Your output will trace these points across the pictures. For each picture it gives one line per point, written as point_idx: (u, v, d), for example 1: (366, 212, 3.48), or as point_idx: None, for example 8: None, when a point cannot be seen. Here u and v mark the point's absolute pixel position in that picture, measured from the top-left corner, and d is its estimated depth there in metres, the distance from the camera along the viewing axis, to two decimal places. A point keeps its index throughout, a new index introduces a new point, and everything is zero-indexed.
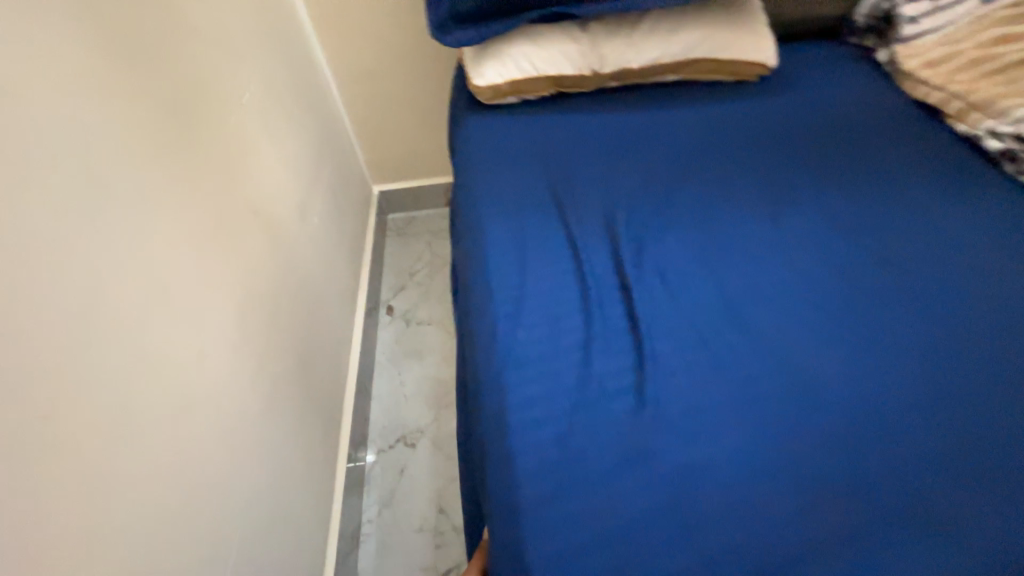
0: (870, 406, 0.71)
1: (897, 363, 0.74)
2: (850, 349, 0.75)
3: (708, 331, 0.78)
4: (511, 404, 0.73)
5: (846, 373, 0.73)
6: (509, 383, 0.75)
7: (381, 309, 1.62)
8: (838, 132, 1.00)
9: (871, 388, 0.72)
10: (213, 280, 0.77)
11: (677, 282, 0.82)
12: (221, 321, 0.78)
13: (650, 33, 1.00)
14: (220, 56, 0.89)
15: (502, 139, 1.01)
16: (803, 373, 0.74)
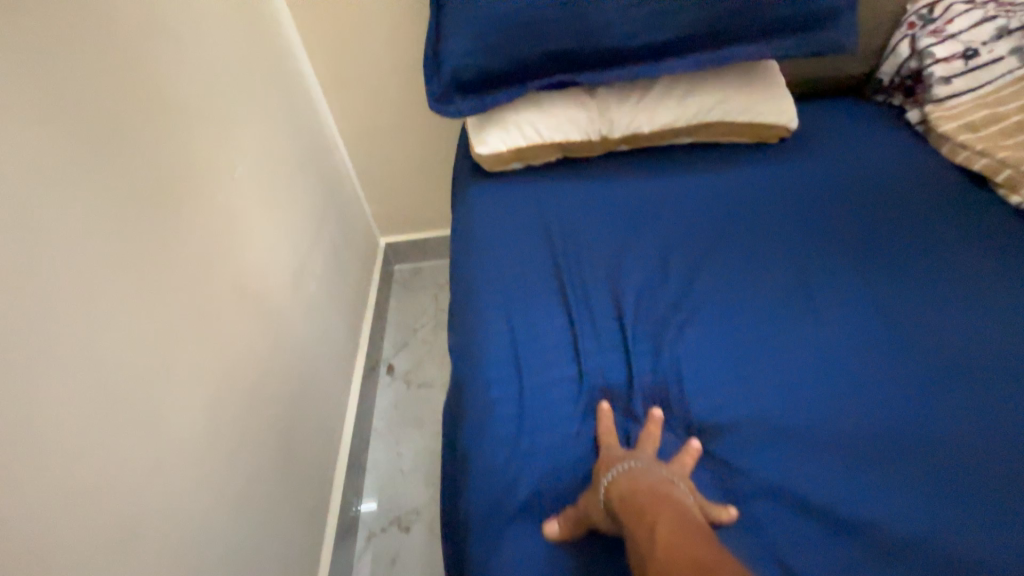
0: (970, 552, 0.55)
1: (997, 492, 0.58)
2: (931, 476, 0.60)
3: (739, 449, 0.64)
4: (504, 554, 0.59)
5: (932, 509, 0.58)
6: (502, 523, 0.61)
7: (382, 367, 1.56)
8: (874, 193, 0.90)
9: (970, 531, 0.56)
10: (180, 373, 0.69)
11: (697, 388, 0.69)
12: (190, 422, 0.70)
13: (660, 97, 0.95)
14: (213, 132, 0.85)
15: (504, 209, 0.94)
16: (876, 511, 0.58)
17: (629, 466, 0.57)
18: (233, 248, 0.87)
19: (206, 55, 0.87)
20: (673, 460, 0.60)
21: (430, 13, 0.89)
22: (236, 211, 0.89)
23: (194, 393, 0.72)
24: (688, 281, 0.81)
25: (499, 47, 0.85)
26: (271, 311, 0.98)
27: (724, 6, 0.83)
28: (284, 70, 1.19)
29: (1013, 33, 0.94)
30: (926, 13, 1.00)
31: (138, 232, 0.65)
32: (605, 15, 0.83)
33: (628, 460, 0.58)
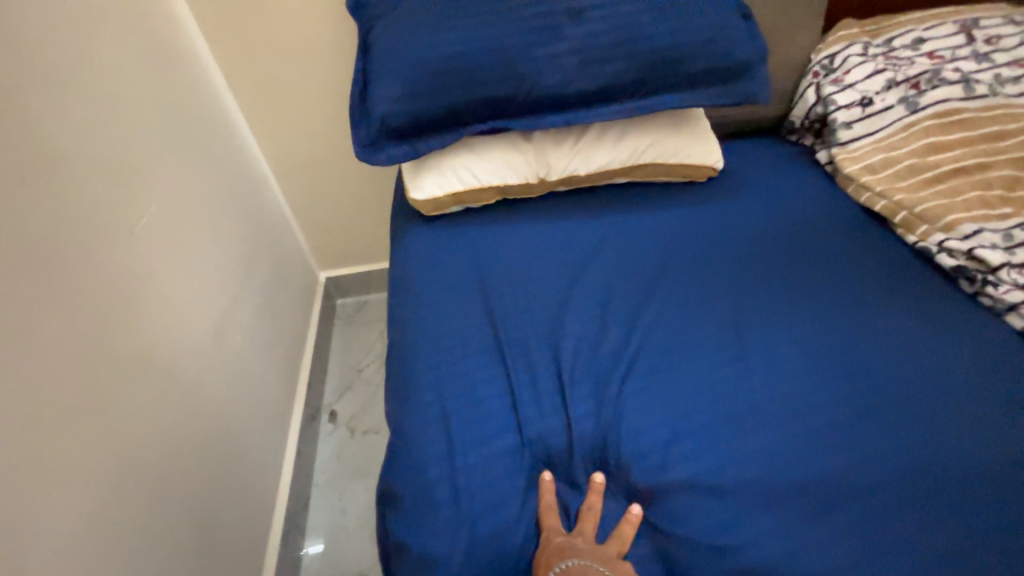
0: None
1: (905, 526, 0.62)
2: (857, 516, 0.63)
3: (681, 512, 0.64)
4: None
5: (861, 552, 0.61)
6: None
7: (323, 414, 1.46)
8: (794, 232, 0.96)
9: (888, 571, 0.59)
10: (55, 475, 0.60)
11: (637, 446, 0.69)
12: (62, 530, 0.60)
13: (595, 141, 0.97)
14: (111, 183, 0.76)
15: (440, 257, 0.92)
16: (812, 560, 0.60)
17: (569, 565, 0.58)
18: (136, 313, 0.77)
19: (104, 94, 0.78)
20: (611, 537, 0.63)
21: (357, 63, 0.90)
22: (141, 270, 0.80)
23: (71, 492, 0.62)
24: (625, 333, 0.81)
25: (430, 94, 0.84)
26: (189, 376, 0.88)
27: (648, 57, 0.86)
28: (204, 104, 1.10)
29: (900, 84, 1.04)
30: (828, 64, 1.11)
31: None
32: (536, 62, 0.84)
33: (570, 556, 0.59)
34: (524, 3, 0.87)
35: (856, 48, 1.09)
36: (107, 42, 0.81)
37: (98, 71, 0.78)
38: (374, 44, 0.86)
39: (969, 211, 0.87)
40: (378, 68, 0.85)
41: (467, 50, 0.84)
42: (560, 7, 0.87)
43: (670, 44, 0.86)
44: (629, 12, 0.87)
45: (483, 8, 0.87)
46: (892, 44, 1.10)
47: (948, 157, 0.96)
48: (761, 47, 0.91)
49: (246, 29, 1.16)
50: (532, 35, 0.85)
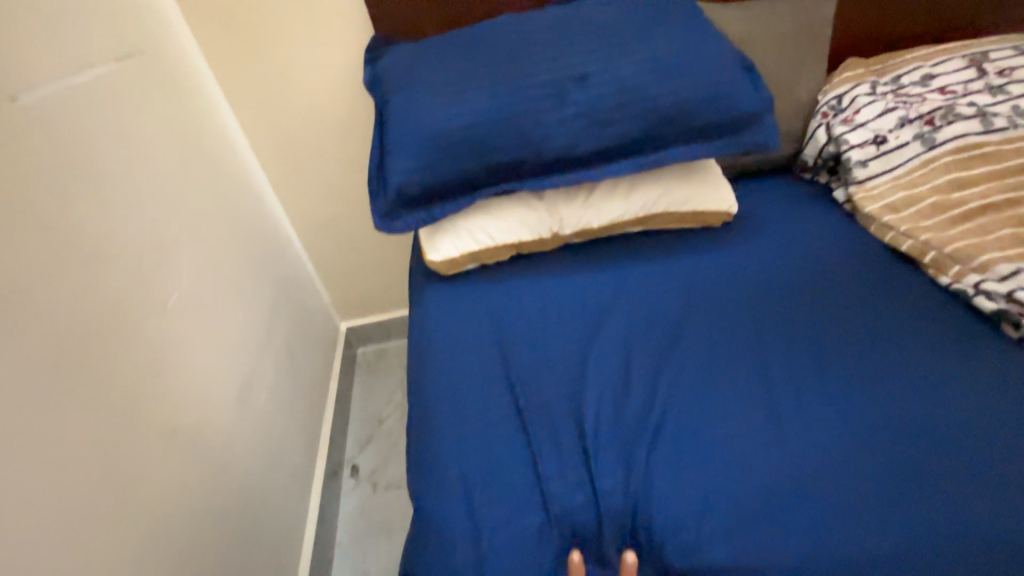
0: None
1: None
2: None
3: None
4: None
5: None
6: None
7: (345, 469, 1.45)
8: (817, 275, 0.94)
9: None
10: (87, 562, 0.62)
11: (666, 523, 0.67)
12: None
13: (606, 195, 0.99)
14: (143, 268, 0.81)
15: (458, 318, 0.93)
16: None
17: None
18: (161, 388, 0.80)
19: (140, 184, 0.85)
20: None
21: (374, 137, 0.95)
22: (168, 345, 0.84)
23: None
24: (647, 392, 0.80)
25: (443, 163, 0.87)
26: (211, 445, 0.90)
27: (653, 115, 0.89)
28: (234, 178, 1.17)
29: (913, 121, 1.03)
30: (836, 104, 1.11)
31: (26, 408, 0.58)
32: (544, 128, 0.88)
33: None
34: (531, 71, 0.91)
35: (863, 88, 1.10)
36: (145, 135, 0.89)
37: (136, 163, 0.85)
38: (389, 121, 0.92)
39: (1003, 249, 0.83)
40: (394, 142, 0.89)
41: (478, 119, 0.88)
42: (567, 73, 0.91)
43: (674, 102, 0.89)
44: (633, 73, 0.90)
45: (492, 78, 0.91)
46: (900, 81, 1.11)
47: (973, 193, 0.93)
48: (766, 97, 0.93)
49: (274, 105, 1.25)
50: (540, 102, 0.89)
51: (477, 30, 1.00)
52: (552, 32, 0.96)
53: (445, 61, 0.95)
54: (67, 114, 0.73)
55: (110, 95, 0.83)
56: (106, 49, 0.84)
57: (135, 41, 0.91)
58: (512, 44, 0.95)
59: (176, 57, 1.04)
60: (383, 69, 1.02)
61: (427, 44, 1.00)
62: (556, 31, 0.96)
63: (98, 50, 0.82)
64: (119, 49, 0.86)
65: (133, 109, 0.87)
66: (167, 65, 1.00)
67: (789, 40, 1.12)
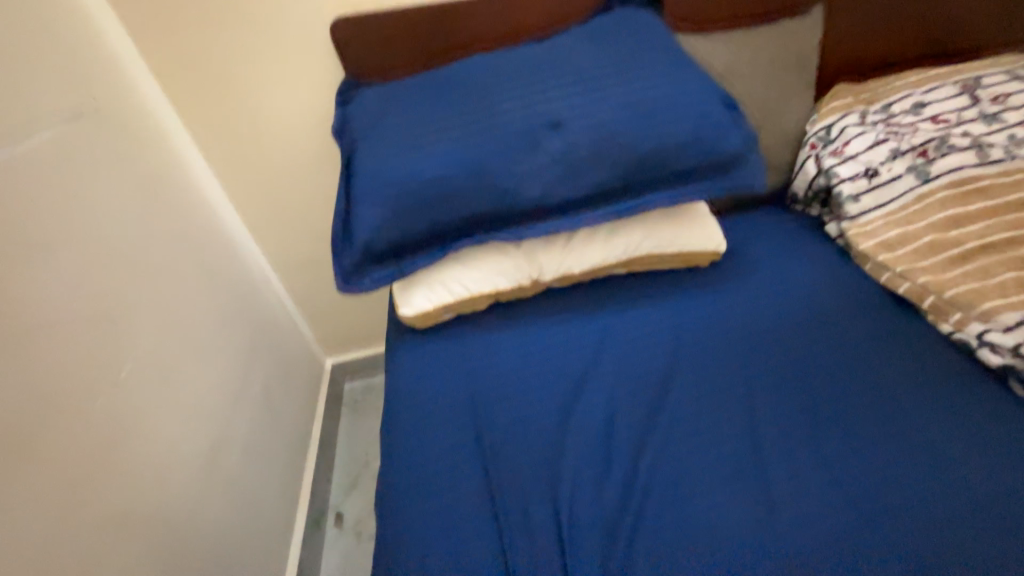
0: None
1: None
2: None
3: None
4: None
5: None
6: None
7: (330, 517, 1.39)
8: (810, 320, 0.89)
9: None
10: None
11: None
12: None
13: (587, 239, 0.95)
14: (97, 339, 0.76)
15: (433, 376, 0.90)
16: None
17: None
18: (113, 470, 0.74)
19: (94, 248, 0.79)
20: None
21: (342, 190, 0.93)
22: (122, 421, 0.78)
23: None
24: (632, 459, 0.75)
25: (411, 217, 0.84)
26: (175, 522, 0.84)
27: (632, 160, 0.85)
28: (203, 226, 1.13)
29: (906, 153, 0.99)
30: (824, 135, 1.08)
31: None
32: (517, 177, 0.85)
33: None
34: (504, 116, 0.88)
35: (852, 118, 1.06)
36: (99, 194, 0.84)
37: (89, 225, 0.80)
38: (357, 175, 0.89)
39: (1006, 296, 0.79)
40: (361, 195, 0.86)
41: (446, 170, 0.84)
42: (540, 118, 0.87)
43: (653, 145, 0.85)
44: (609, 115, 0.86)
45: (463, 125, 0.88)
46: (891, 110, 1.07)
47: (972, 232, 0.89)
48: (749, 136, 0.89)
49: (247, 147, 1.21)
50: (513, 149, 0.85)
51: (450, 71, 0.97)
52: (526, 74, 0.92)
53: (415, 108, 0.92)
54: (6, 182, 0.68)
55: (59, 155, 0.78)
56: (54, 108, 0.79)
57: (86, 95, 0.87)
58: (485, 87, 0.92)
59: (134, 107, 1.00)
60: (353, 115, 0.99)
61: (398, 87, 0.97)
62: (530, 72, 0.92)
63: (44, 109, 0.77)
64: (68, 106, 0.82)
65: (85, 167, 0.82)
66: (124, 117, 0.96)
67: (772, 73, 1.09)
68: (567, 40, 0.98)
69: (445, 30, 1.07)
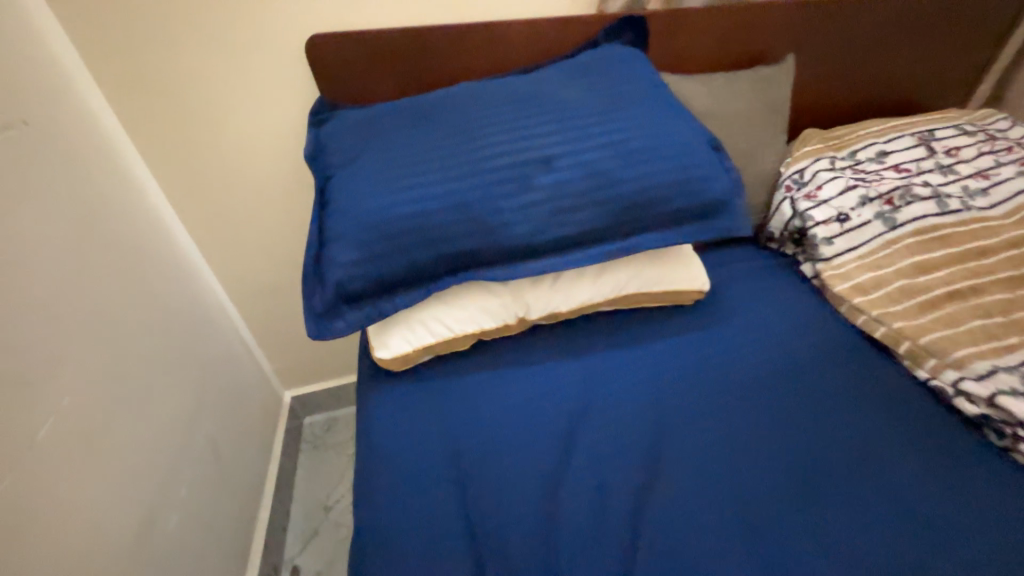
0: None
1: None
2: None
3: None
4: None
5: None
6: None
7: (284, 573, 1.26)
8: (794, 363, 0.90)
9: None
10: None
11: None
12: None
13: (574, 278, 0.92)
14: (8, 396, 0.64)
15: (410, 424, 0.83)
16: None
17: None
18: (23, 559, 0.61)
19: (14, 289, 0.68)
20: None
21: (314, 221, 0.85)
22: (36, 496, 0.65)
23: None
24: (629, 519, 0.71)
25: (392, 255, 0.78)
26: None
27: (623, 200, 0.84)
28: (151, 254, 1.01)
29: (874, 200, 1.03)
30: (798, 178, 1.11)
31: None
32: (506, 215, 0.81)
33: None
34: (492, 150, 0.84)
35: (823, 163, 1.11)
36: (23, 222, 0.72)
37: (8, 261, 0.68)
38: (332, 207, 0.83)
39: (975, 344, 0.83)
40: (336, 230, 0.80)
41: (431, 206, 0.79)
42: (530, 154, 0.84)
43: (644, 187, 0.84)
44: (600, 155, 0.85)
45: (449, 159, 0.84)
46: (857, 157, 1.12)
47: (938, 279, 0.93)
48: (735, 180, 0.90)
49: (204, 166, 1.11)
50: (501, 186, 0.82)
51: (434, 100, 0.93)
52: (514, 108, 0.89)
53: (396, 137, 0.87)
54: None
55: None
56: None
57: (15, 108, 0.76)
58: (471, 119, 0.88)
59: (74, 122, 0.89)
60: (328, 141, 0.92)
61: (378, 115, 0.92)
62: (519, 106, 0.90)
63: None
64: None
65: (10, 191, 0.71)
66: (62, 132, 0.85)
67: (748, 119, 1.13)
68: (555, 74, 0.96)
69: (429, 54, 1.03)
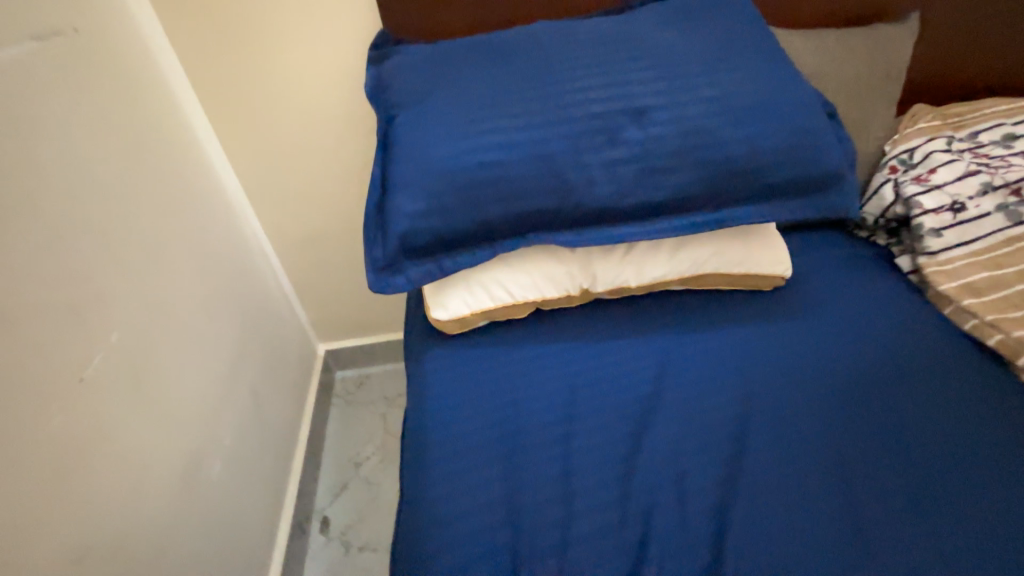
0: None
1: None
2: None
3: None
4: None
5: None
6: None
7: (315, 522, 1.27)
8: (891, 366, 0.80)
9: None
10: None
11: None
12: None
13: (650, 251, 0.83)
14: (56, 327, 0.61)
15: (464, 392, 0.78)
16: None
17: None
18: (69, 498, 0.59)
19: (64, 213, 0.64)
20: None
21: (376, 166, 0.79)
22: (85, 431, 0.63)
23: None
24: (700, 518, 0.65)
25: (460, 208, 0.71)
26: (139, 556, 0.69)
27: (721, 167, 0.73)
28: (198, 191, 0.97)
29: (997, 189, 0.90)
30: (906, 159, 0.98)
31: None
32: (588, 173, 0.72)
33: None
34: (576, 98, 0.75)
35: (939, 144, 0.97)
36: (73, 142, 0.68)
37: (57, 182, 0.64)
38: (397, 152, 0.76)
39: None
40: (400, 176, 0.73)
41: (506, 157, 0.72)
42: (619, 105, 0.74)
43: (746, 153, 0.74)
44: (698, 112, 0.74)
45: (527, 104, 0.74)
46: (979, 139, 0.98)
47: None
48: (849, 152, 0.79)
49: (255, 101, 1.05)
50: (585, 140, 0.72)
51: (511, 38, 0.83)
52: (602, 51, 0.79)
53: (469, 77, 0.78)
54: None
55: (23, 87, 0.61)
56: (19, 24, 0.62)
57: (64, 14, 0.70)
58: (552, 61, 0.78)
59: (128, 42, 0.84)
60: (391, 78, 0.84)
61: (448, 51, 0.83)
62: (607, 49, 0.79)
63: (7, 24, 0.61)
64: (39, 26, 0.66)
65: (54, 107, 0.66)
66: (115, 51, 0.80)
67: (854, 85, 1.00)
68: (648, 17, 0.85)
69: None
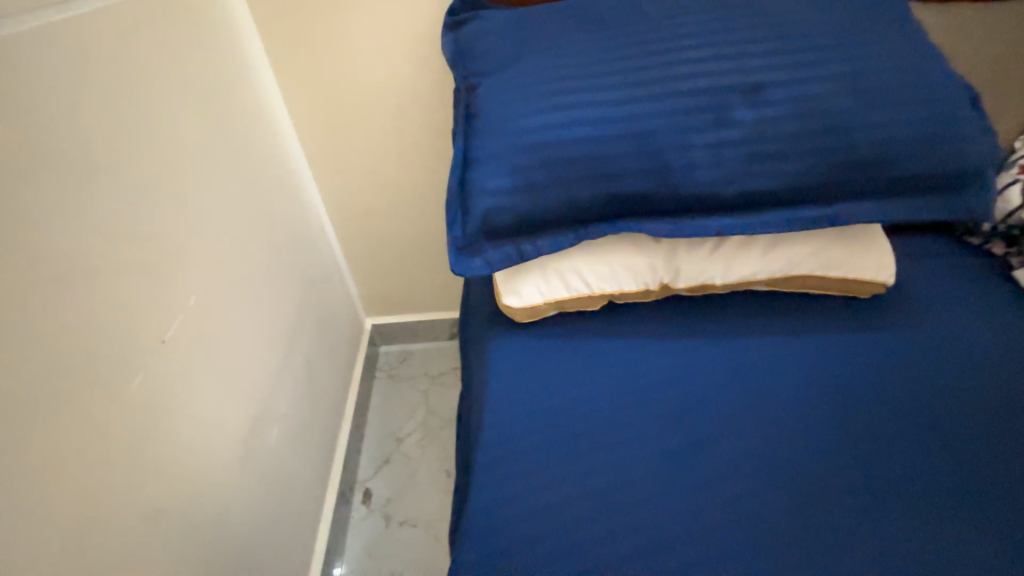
0: None
1: None
2: None
3: None
4: None
5: None
6: None
7: (357, 493, 1.29)
8: (1022, 392, 0.70)
9: None
10: None
11: None
12: None
13: (740, 248, 0.76)
14: (137, 285, 0.61)
15: (532, 383, 0.74)
16: None
17: None
18: (145, 453, 0.60)
19: (143, 172, 0.63)
20: None
21: (456, 140, 0.75)
22: (163, 389, 0.64)
23: None
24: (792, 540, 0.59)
25: (547, 188, 0.66)
26: (204, 515, 0.70)
27: (842, 157, 0.65)
28: (265, 154, 0.96)
29: None
30: None
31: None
32: (690, 156, 0.65)
33: None
34: (681, 72, 0.67)
35: None
36: (153, 99, 0.67)
37: (135, 138, 0.63)
38: (480, 124, 0.71)
39: None
40: (484, 151, 0.69)
41: (601, 133, 0.66)
42: (729, 81, 0.66)
43: (873, 141, 0.65)
44: (820, 92, 0.66)
45: (626, 76, 0.68)
46: None
47: None
48: (992, 146, 0.68)
49: (321, 63, 1.01)
50: (688, 119, 0.66)
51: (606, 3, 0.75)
52: (710, 20, 0.71)
53: (560, 45, 0.72)
54: (21, 55, 0.50)
55: (107, 39, 0.60)
56: None
57: None
58: (654, 30, 0.71)
59: None
60: (473, 45, 0.79)
61: (536, 16, 0.77)
62: (716, 18, 0.71)
63: None
64: None
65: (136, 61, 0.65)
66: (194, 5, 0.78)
67: (983, 73, 0.88)
68: None
69: None
